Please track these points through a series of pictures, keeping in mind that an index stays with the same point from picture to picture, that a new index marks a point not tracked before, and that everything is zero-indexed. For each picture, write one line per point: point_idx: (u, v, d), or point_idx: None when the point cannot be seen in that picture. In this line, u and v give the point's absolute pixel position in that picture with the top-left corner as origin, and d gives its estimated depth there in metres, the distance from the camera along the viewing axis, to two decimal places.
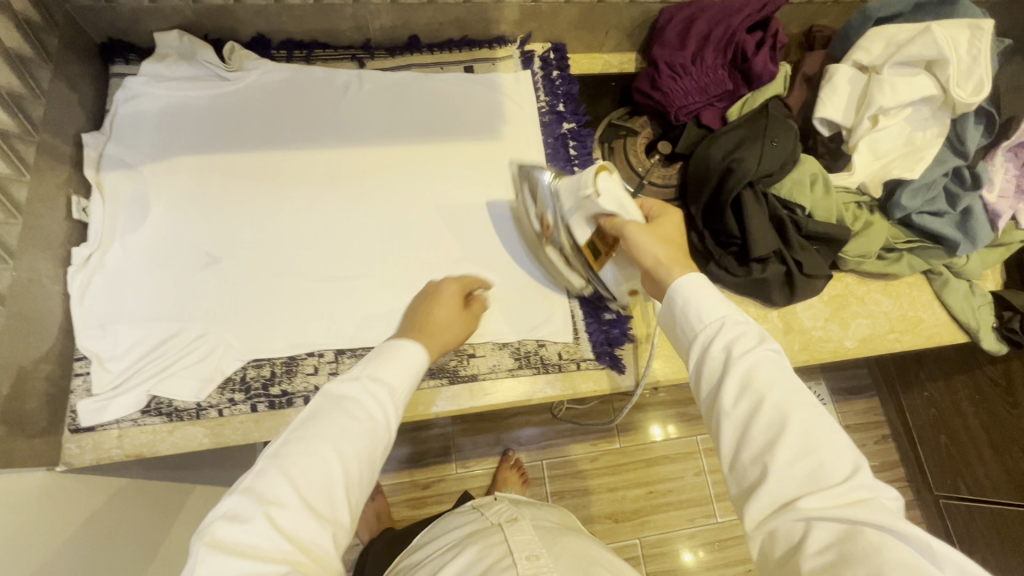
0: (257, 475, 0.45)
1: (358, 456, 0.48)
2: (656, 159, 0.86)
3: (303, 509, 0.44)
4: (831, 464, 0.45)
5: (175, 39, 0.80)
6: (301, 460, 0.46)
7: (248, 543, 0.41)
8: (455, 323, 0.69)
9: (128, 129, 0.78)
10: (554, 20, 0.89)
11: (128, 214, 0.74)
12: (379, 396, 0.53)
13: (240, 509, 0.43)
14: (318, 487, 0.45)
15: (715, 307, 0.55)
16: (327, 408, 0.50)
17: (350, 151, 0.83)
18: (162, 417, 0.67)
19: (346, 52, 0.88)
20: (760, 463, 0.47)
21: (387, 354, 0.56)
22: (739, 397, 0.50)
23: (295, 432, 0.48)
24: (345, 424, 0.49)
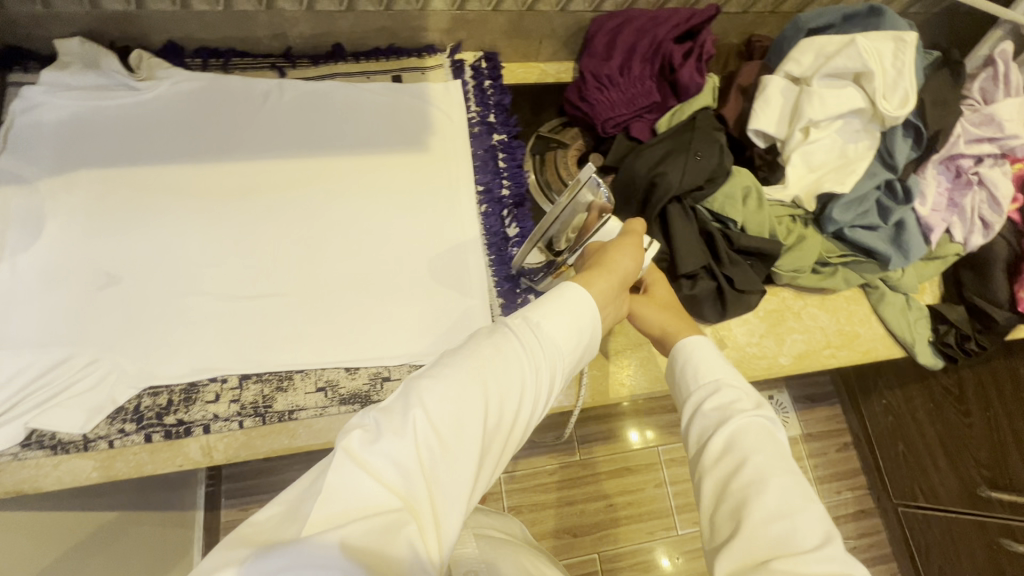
0: (404, 395, 0.39)
1: (503, 407, 0.41)
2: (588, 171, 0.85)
3: (439, 450, 0.37)
4: (801, 531, 0.42)
5: (77, 47, 0.74)
6: (447, 393, 0.39)
7: (379, 464, 0.36)
8: (624, 250, 0.60)
9: (24, 140, 0.74)
10: (483, 29, 0.86)
11: (19, 232, 0.69)
12: (541, 347, 0.44)
13: (381, 425, 0.37)
14: (463, 430, 0.38)
15: (715, 371, 0.55)
16: (485, 344, 0.43)
17: (267, 162, 0.79)
18: (45, 451, 0.62)
19: (265, 61, 0.84)
20: (734, 522, 0.44)
21: (557, 300, 0.47)
22: (722, 454, 0.49)
23: (447, 360, 0.42)
24: (498, 366, 0.42)
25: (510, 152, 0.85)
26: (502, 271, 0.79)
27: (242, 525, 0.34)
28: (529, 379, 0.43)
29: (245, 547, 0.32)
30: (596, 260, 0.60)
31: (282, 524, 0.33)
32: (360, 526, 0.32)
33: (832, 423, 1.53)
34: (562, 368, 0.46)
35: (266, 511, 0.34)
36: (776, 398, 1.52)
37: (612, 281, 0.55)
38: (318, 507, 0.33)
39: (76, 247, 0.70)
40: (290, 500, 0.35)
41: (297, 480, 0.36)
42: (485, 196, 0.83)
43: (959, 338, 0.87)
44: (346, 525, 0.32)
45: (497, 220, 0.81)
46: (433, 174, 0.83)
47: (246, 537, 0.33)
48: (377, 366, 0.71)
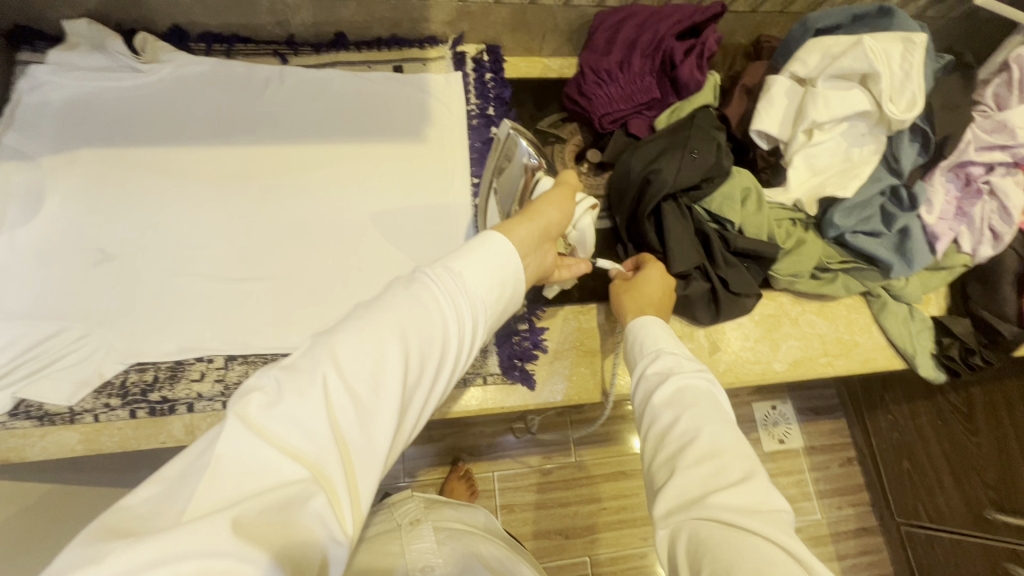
0: (306, 354, 0.37)
1: (422, 361, 0.40)
2: (586, 168, 0.84)
3: (349, 411, 0.35)
4: (729, 468, 0.44)
5: (85, 28, 0.77)
6: (355, 350, 0.37)
7: (278, 428, 0.34)
8: (551, 203, 0.59)
9: (30, 119, 0.75)
10: (486, 21, 0.86)
11: (20, 206, 0.71)
12: (460, 298, 0.43)
13: (280, 387, 0.35)
14: (375, 386, 0.37)
15: (657, 341, 0.57)
16: (399, 298, 0.41)
17: (263, 146, 0.79)
18: (32, 421, 0.63)
19: (268, 48, 0.85)
20: (669, 468, 0.46)
21: (478, 251, 0.46)
22: (662, 408, 0.50)
23: (359, 315, 0.40)
24: (415, 319, 0.40)
25: None
26: None
27: (109, 512, 0.30)
28: (450, 331, 0.42)
29: (114, 537, 0.28)
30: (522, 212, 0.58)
31: (164, 503, 0.30)
32: (257, 504, 0.30)
33: (834, 436, 1.50)
34: (485, 316, 0.45)
35: (142, 492, 0.31)
36: (778, 408, 1.49)
37: (532, 229, 0.53)
38: (206, 482, 0.31)
39: (73, 225, 0.72)
40: (173, 478, 0.32)
41: (181, 455, 0.33)
42: (479, 188, 0.82)
43: (964, 352, 0.84)
44: (240, 503, 0.30)
45: None
46: (429, 165, 0.82)
47: (110, 527, 0.29)
48: None
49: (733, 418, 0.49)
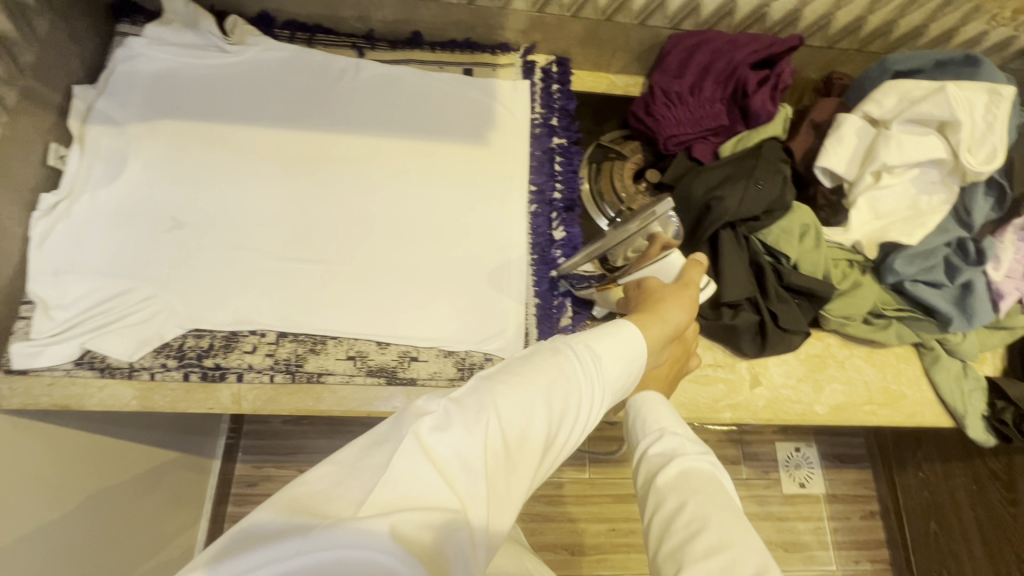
0: (471, 392, 0.40)
1: (558, 429, 0.43)
2: (643, 187, 0.84)
3: (500, 460, 0.38)
4: (740, 562, 0.42)
5: (181, 6, 0.81)
6: (512, 401, 0.40)
7: (444, 455, 0.36)
8: (676, 301, 0.61)
9: (121, 86, 0.79)
10: (559, 33, 0.88)
11: (104, 168, 0.75)
12: (596, 375, 0.46)
13: (451, 417, 0.38)
14: (522, 443, 0.39)
15: (660, 418, 0.56)
16: (548, 362, 0.45)
17: (334, 134, 0.82)
18: (94, 372, 0.67)
19: (347, 40, 0.88)
20: (675, 560, 0.44)
21: (614, 335, 0.50)
22: (668, 491, 0.49)
23: (515, 368, 0.44)
24: (559, 385, 0.43)
25: (566, 157, 0.86)
26: (544, 272, 0.78)
27: (295, 484, 0.34)
28: (584, 405, 0.45)
29: (300, 514, 0.31)
30: (649, 305, 0.61)
31: (339, 487, 0.34)
32: (416, 517, 0.32)
33: (858, 487, 1.44)
34: (609, 396, 0.48)
35: (318, 472, 0.34)
36: (802, 450, 1.45)
37: (661, 331, 0.56)
38: (382, 484, 0.33)
39: (150, 191, 0.75)
40: (347, 466, 0.35)
41: (353, 446, 0.36)
42: (536, 197, 0.83)
43: (1017, 418, 0.80)
44: (402, 513, 0.32)
45: (544, 221, 0.81)
46: (490, 168, 0.84)
47: (297, 502, 0.32)
48: (407, 345, 0.72)
49: (743, 509, 0.48)
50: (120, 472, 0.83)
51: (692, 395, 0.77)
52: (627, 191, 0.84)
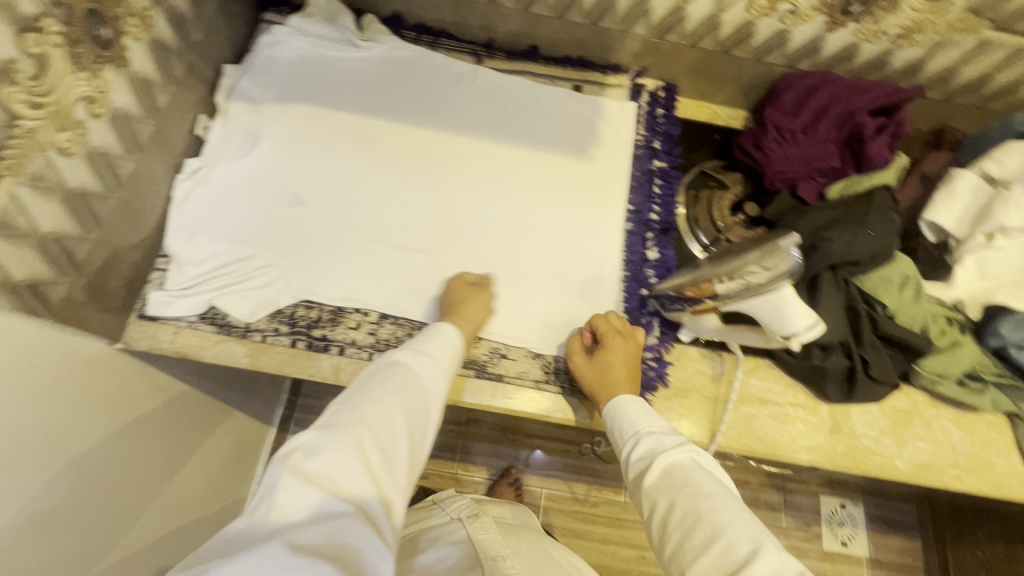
0: (333, 418, 0.50)
1: (422, 416, 0.55)
2: (740, 219, 0.84)
3: (374, 456, 0.49)
4: (736, 543, 0.50)
5: (325, 2, 0.87)
6: (375, 413, 0.51)
7: (324, 473, 0.46)
8: (482, 303, 0.73)
9: (262, 68, 0.86)
10: (673, 60, 0.90)
11: (241, 141, 0.81)
12: (427, 370, 0.59)
13: (319, 443, 0.47)
14: (394, 438, 0.51)
15: (633, 422, 0.63)
16: (388, 375, 0.56)
17: (447, 133, 0.86)
18: (214, 327, 0.72)
19: (468, 47, 0.92)
20: (678, 543, 0.53)
21: (424, 335, 0.63)
22: (661, 493, 0.56)
23: (367, 387, 0.54)
24: (407, 390, 0.55)
25: (666, 181, 0.87)
26: (635, 289, 0.80)
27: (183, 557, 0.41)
28: (431, 397, 0.58)
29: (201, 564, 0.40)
30: (456, 305, 0.72)
31: (232, 538, 0.42)
32: (313, 529, 0.42)
33: (903, 555, 1.38)
34: (448, 386, 0.61)
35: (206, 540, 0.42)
36: (847, 508, 1.40)
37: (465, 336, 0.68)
38: (272, 520, 0.42)
39: (278, 167, 0.80)
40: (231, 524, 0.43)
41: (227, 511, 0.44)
42: (634, 215, 0.85)
43: None
44: (297, 531, 0.41)
45: (639, 240, 0.83)
46: (590, 182, 0.86)
47: (189, 565, 0.40)
48: (498, 341, 0.75)
49: (725, 484, 0.56)
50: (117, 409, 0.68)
51: (770, 431, 0.77)
52: (724, 221, 0.85)
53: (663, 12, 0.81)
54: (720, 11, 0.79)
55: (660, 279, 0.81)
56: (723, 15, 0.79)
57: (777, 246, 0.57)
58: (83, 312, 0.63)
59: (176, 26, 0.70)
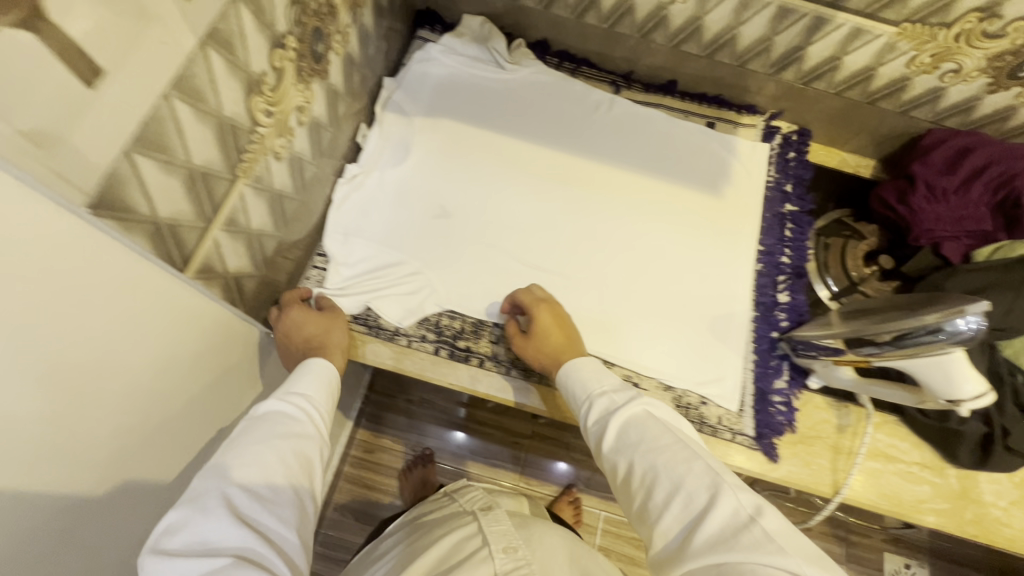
0: (195, 488, 0.48)
1: (302, 455, 0.54)
2: (874, 270, 0.84)
3: (249, 505, 0.47)
4: (695, 492, 0.49)
5: (478, 25, 0.91)
6: (242, 464, 0.50)
7: (194, 541, 0.44)
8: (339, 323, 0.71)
9: (414, 83, 0.89)
10: (812, 106, 0.90)
11: (393, 152, 0.85)
12: (300, 405, 0.59)
13: (181, 520, 0.45)
14: (272, 482, 0.50)
15: (586, 386, 0.63)
16: (254, 424, 0.55)
17: (582, 160, 0.89)
18: (364, 327, 0.75)
19: (608, 77, 0.94)
20: (641, 498, 0.52)
21: (296, 373, 0.63)
22: (619, 455, 0.55)
23: (234, 444, 0.52)
24: (275, 428, 0.55)
25: (798, 225, 0.88)
26: (765, 331, 0.81)
27: None
28: (306, 429, 0.57)
29: None
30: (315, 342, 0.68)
31: None
32: None
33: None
34: (323, 412, 0.61)
35: None
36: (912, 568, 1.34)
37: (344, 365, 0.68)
38: None
39: (426, 179, 0.84)
40: None
41: None
42: (765, 257, 0.85)
43: None
44: None
45: (770, 282, 0.84)
46: (721, 220, 0.87)
47: None
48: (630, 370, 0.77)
49: (684, 435, 0.55)
50: (171, 365, 0.52)
51: (895, 487, 0.76)
52: (859, 272, 0.84)
53: (817, 61, 0.81)
54: (878, 65, 0.79)
55: (793, 323, 0.80)
56: (881, 68, 0.79)
57: (959, 310, 0.57)
58: (258, 304, 0.67)
59: (361, 42, 0.74)
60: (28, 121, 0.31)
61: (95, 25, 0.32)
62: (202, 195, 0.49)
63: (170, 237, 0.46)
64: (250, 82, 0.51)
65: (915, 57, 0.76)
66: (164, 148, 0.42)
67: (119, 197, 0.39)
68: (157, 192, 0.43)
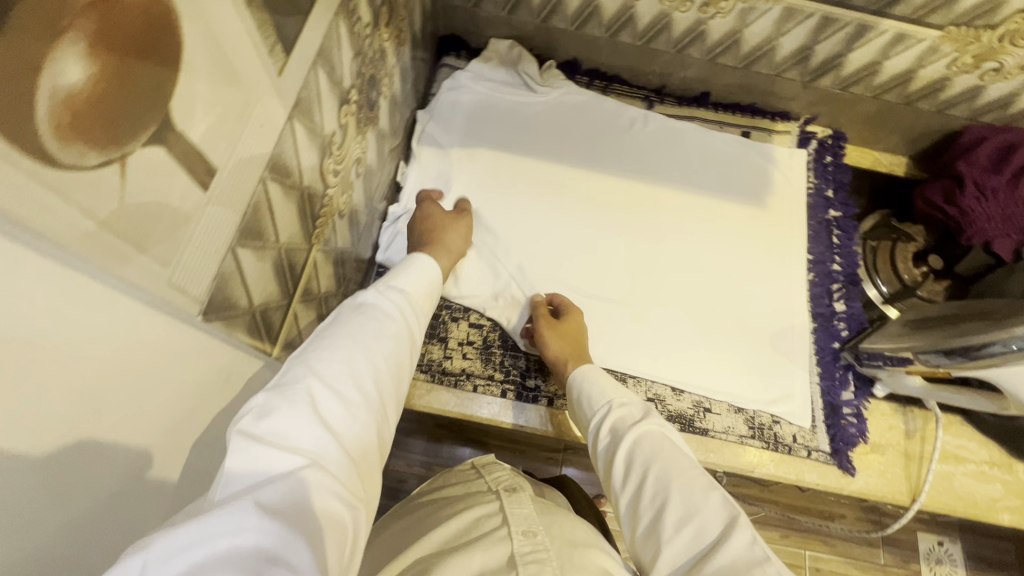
0: (285, 375, 0.40)
1: (391, 360, 0.47)
2: (925, 271, 0.85)
3: (338, 406, 0.40)
4: (708, 526, 0.44)
5: (506, 49, 0.88)
6: (335, 359, 0.42)
7: (278, 433, 0.36)
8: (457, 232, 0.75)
9: (446, 112, 0.87)
10: (847, 109, 0.90)
11: (434, 188, 0.82)
12: (395, 302, 0.51)
13: (269, 403, 0.38)
14: (360, 383, 0.42)
15: (604, 394, 0.60)
16: (350, 315, 0.47)
17: (623, 181, 0.87)
18: (428, 375, 0.73)
19: (640, 92, 0.94)
20: (648, 526, 0.46)
21: (395, 271, 0.56)
22: (628, 471, 0.50)
23: (328, 333, 0.45)
24: (371, 324, 0.47)
25: (844, 232, 0.88)
26: (826, 343, 0.81)
27: None
28: (398, 327, 0.49)
29: None
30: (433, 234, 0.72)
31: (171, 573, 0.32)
32: (271, 491, 0.33)
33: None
34: (415, 314, 0.53)
35: None
36: (945, 545, 1.23)
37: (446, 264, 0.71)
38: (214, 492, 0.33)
39: (471, 213, 0.82)
40: None
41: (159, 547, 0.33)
42: (815, 267, 0.85)
43: None
44: (253, 492, 0.32)
45: (824, 292, 0.84)
46: (769, 231, 0.86)
47: None
48: (701, 395, 0.76)
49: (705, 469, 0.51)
50: None
51: (969, 488, 0.76)
52: (911, 275, 0.85)
53: (856, 66, 0.81)
54: (919, 67, 0.79)
55: (853, 333, 0.81)
56: (921, 70, 0.79)
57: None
58: None
59: (401, 78, 0.71)
60: (155, 244, 0.27)
61: (209, 125, 0.29)
62: (286, 271, 0.45)
63: (261, 323, 0.43)
64: (324, 145, 0.48)
65: (957, 59, 0.76)
66: (261, 234, 0.39)
67: (224, 296, 0.36)
68: (254, 281, 0.39)
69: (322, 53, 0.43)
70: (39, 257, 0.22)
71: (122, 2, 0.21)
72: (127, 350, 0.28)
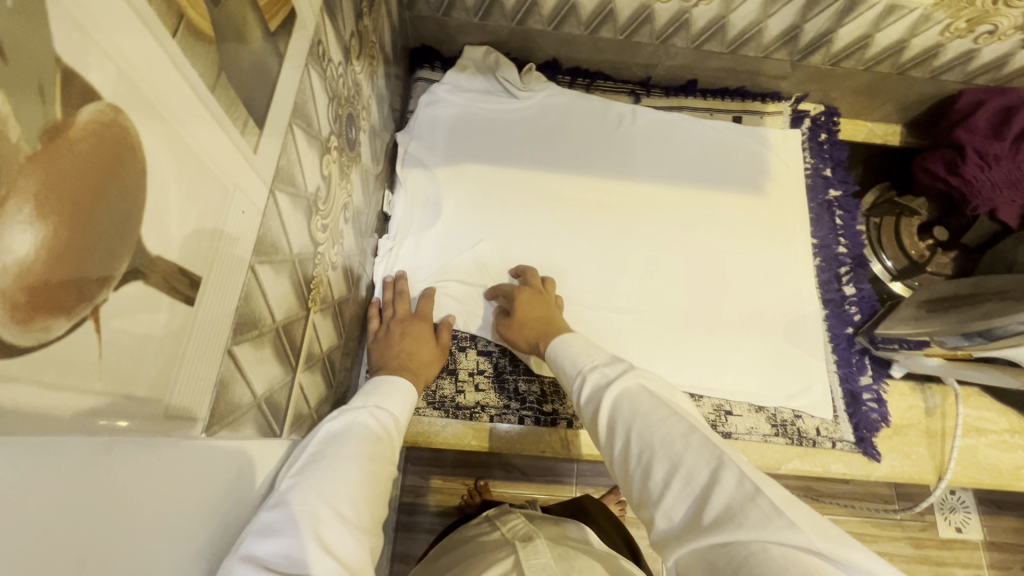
0: (283, 495, 0.38)
1: (383, 482, 0.45)
2: (931, 244, 0.85)
3: (338, 527, 0.37)
4: (693, 469, 0.38)
5: (482, 56, 0.84)
6: (332, 478, 0.41)
7: (279, 556, 0.33)
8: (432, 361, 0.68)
9: (427, 130, 0.83)
10: (839, 83, 0.87)
11: (423, 212, 0.79)
12: (382, 421, 0.51)
13: (272, 526, 0.35)
14: (356, 503, 0.40)
15: (578, 361, 0.55)
16: (340, 435, 0.47)
17: (618, 183, 0.84)
18: (442, 411, 0.71)
19: (625, 87, 0.90)
20: (641, 478, 0.41)
21: (381, 388, 0.56)
22: (612, 435, 0.45)
23: (321, 454, 0.44)
24: (362, 444, 0.46)
25: (847, 211, 0.86)
26: (840, 329, 0.79)
27: None
28: (384, 450, 0.48)
29: None
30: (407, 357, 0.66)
31: None
32: None
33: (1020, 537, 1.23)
34: (399, 434, 0.53)
35: None
36: (957, 493, 1.24)
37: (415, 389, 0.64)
38: None
39: (464, 234, 0.79)
40: None
41: None
42: (821, 251, 0.83)
43: None
44: None
45: (833, 277, 0.82)
46: (771, 219, 0.84)
47: None
48: (721, 398, 0.74)
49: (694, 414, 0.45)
50: None
51: (992, 459, 0.76)
52: (917, 249, 0.84)
53: (847, 41, 0.78)
54: (912, 36, 0.76)
55: (865, 316, 0.80)
56: (914, 40, 0.76)
57: None
58: None
59: (378, 106, 0.68)
60: (145, 382, 0.24)
61: (187, 235, 0.26)
62: (287, 347, 0.42)
63: (267, 411, 0.40)
64: (310, 204, 0.44)
65: (951, 25, 0.73)
66: (256, 321, 0.36)
67: (226, 403, 0.33)
68: (255, 373, 0.36)
69: (297, 111, 0.39)
70: (21, 448, 0.18)
71: (66, 140, 0.18)
72: (143, 489, 0.25)
